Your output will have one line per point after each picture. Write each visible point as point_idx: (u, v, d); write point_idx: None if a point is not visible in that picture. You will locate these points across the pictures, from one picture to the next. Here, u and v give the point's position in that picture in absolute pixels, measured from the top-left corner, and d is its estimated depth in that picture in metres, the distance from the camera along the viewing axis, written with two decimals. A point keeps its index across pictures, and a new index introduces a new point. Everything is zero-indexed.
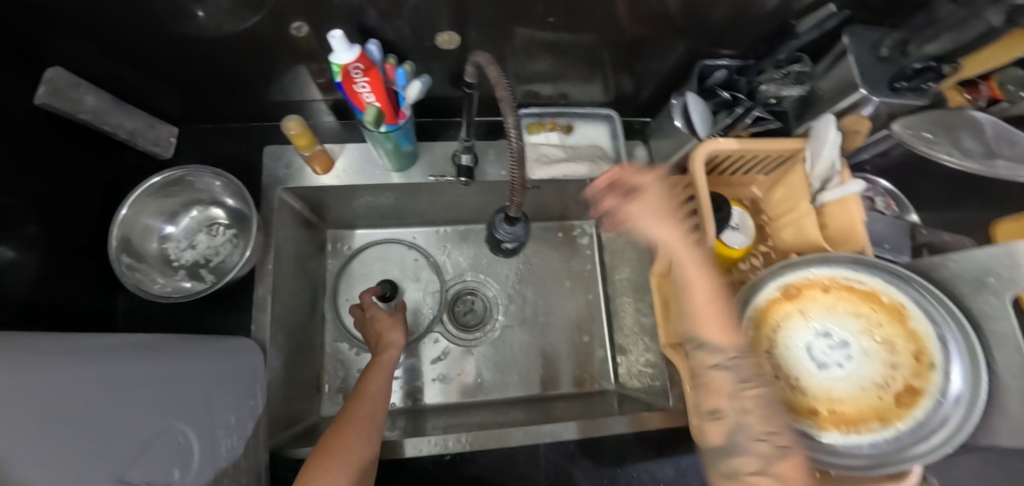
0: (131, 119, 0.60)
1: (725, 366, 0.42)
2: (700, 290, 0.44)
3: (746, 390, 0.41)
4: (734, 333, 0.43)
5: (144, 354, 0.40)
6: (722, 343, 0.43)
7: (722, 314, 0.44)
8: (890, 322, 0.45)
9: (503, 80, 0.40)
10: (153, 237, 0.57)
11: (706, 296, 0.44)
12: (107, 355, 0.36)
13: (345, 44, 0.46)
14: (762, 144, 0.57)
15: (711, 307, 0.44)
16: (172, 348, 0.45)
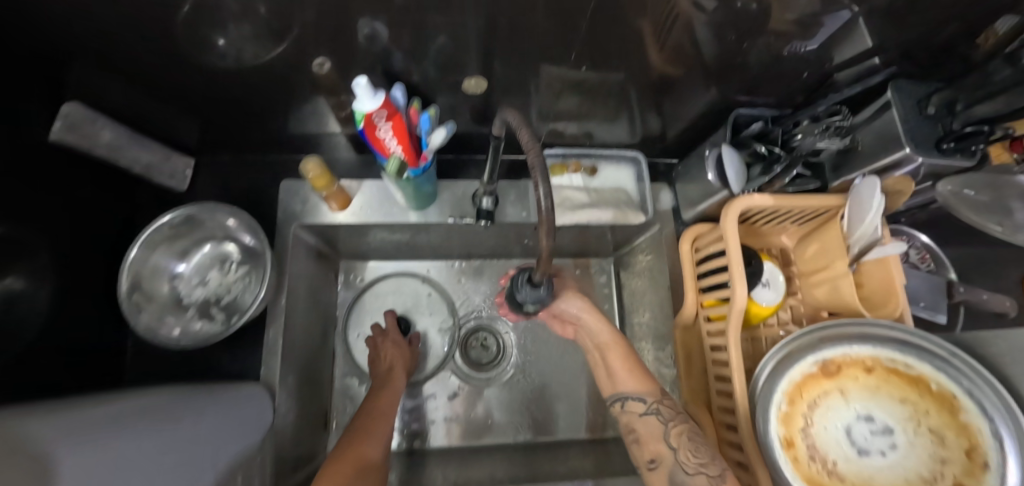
0: (148, 153, 0.59)
1: (651, 411, 0.49)
2: (615, 352, 0.55)
3: (671, 430, 0.47)
4: (647, 381, 0.52)
5: (147, 420, 0.38)
6: (639, 393, 0.51)
7: (636, 367, 0.53)
8: (938, 412, 0.43)
9: (535, 145, 0.37)
10: (164, 276, 0.56)
11: (620, 357, 0.54)
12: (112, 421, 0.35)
13: (370, 92, 0.45)
14: (798, 199, 0.55)
15: (622, 357, 0.54)
16: (175, 411, 0.43)
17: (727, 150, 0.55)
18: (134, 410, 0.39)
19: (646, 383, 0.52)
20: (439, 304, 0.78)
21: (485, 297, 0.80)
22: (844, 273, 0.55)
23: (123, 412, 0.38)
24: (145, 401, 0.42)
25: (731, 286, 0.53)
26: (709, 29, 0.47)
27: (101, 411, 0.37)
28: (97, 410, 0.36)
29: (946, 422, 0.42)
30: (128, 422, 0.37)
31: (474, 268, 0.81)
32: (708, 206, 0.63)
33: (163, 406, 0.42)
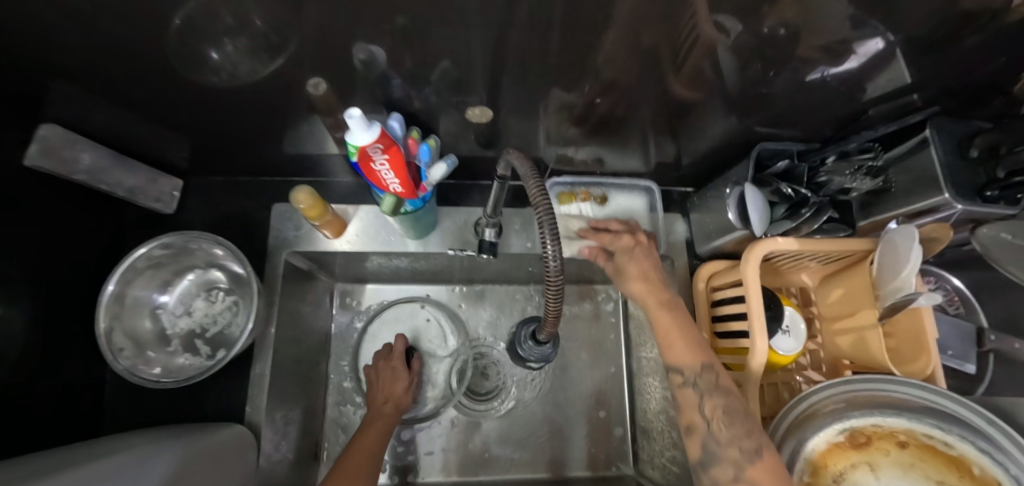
0: (131, 176, 0.56)
1: (691, 382, 0.44)
2: (658, 316, 0.49)
3: (705, 405, 0.43)
4: (694, 351, 0.46)
5: (119, 474, 0.35)
6: (682, 361, 0.46)
7: (686, 334, 0.47)
8: None
9: (545, 200, 0.33)
10: (146, 308, 0.53)
11: (667, 320, 0.48)
12: None
13: (364, 124, 0.41)
14: (824, 246, 0.51)
15: (669, 322, 0.48)
16: (151, 458, 0.40)
17: (751, 192, 0.51)
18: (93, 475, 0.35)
19: (696, 354, 0.45)
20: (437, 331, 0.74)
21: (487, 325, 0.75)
22: (873, 324, 0.51)
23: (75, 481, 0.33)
24: (103, 464, 0.37)
25: (750, 336, 0.49)
26: (731, 55, 0.44)
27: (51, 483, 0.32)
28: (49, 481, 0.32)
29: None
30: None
31: (475, 293, 0.77)
32: (726, 242, 0.59)
33: (132, 464, 0.38)
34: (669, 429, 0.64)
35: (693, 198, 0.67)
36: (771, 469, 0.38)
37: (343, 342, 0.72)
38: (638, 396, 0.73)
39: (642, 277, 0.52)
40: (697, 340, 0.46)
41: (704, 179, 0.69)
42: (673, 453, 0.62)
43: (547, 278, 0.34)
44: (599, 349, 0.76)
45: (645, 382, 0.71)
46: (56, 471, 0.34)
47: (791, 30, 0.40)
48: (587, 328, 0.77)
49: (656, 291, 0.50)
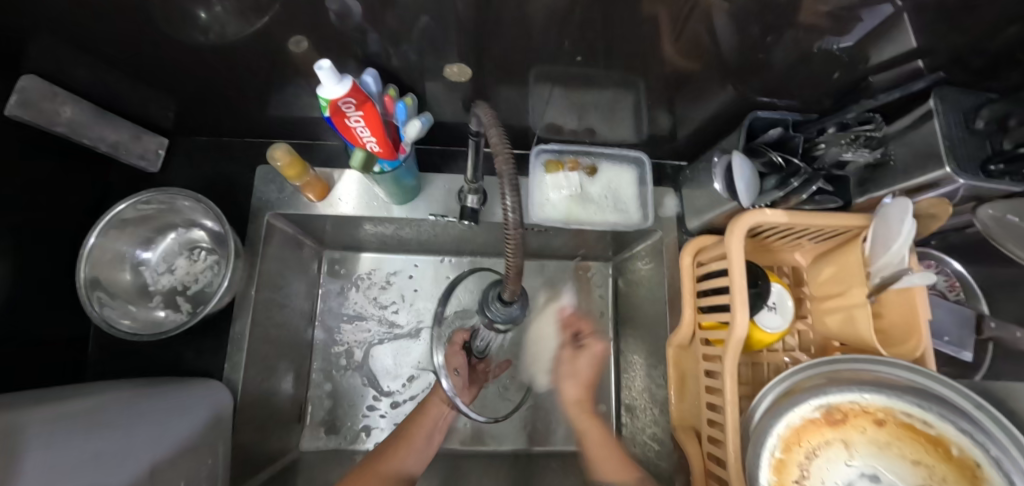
0: (115, 131, 0.57)
1: None
2: (590, 432, 0.57)
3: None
4: (624, 471, 0.51)
5: (75, 428, 0.36)
6: (613, 480, 0.51)
7: (617, 456, 0.53)
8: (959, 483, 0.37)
9: (505, 147, 0.33)
10: (126, 263, 0.54)
11: (599, 438, 0.56)
12: (33, 429, 0.33)
13: (335, 76, 0.40)
14: (813, 219, 0.49)
15: (599, 437, 0.56)
16: (114, 412, 0.40)
17: (739, 158, 0.48)
18: (75, 418, 0.37)
19: (629, 470, 0.51)
20: (424, 301, 0.73)
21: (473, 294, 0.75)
22: (863, 302, 0.49)
23: (56, 420, 0.35)
24: (88, 405, 0.40)
25: (731, 309, 0.47)
26: (724, 19, 0.41)
27: (37, 416, 0.34)
28: (35, 415, 0.34)
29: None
30: (57, 437, 0.34)
31: (461, 264, 0.76)
32: (716, 215, 0.57)
33: (94, 415, 0.38)
34: (649, 407, 0.63)
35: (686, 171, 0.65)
36: None
37: (330, 309, 0.72)
38: (623, 373, 0.72)
39: (587, 387, 0.59)
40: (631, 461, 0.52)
41: (699, 153, 0.67)
42: (652, 430, 0.62)
43: (506, 231, 0.33)
44: (587, 325, 0.75)
45: (629, 358, 0.70)
46: (42, 404, 0.37)
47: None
48: (576, 304, 0.76)
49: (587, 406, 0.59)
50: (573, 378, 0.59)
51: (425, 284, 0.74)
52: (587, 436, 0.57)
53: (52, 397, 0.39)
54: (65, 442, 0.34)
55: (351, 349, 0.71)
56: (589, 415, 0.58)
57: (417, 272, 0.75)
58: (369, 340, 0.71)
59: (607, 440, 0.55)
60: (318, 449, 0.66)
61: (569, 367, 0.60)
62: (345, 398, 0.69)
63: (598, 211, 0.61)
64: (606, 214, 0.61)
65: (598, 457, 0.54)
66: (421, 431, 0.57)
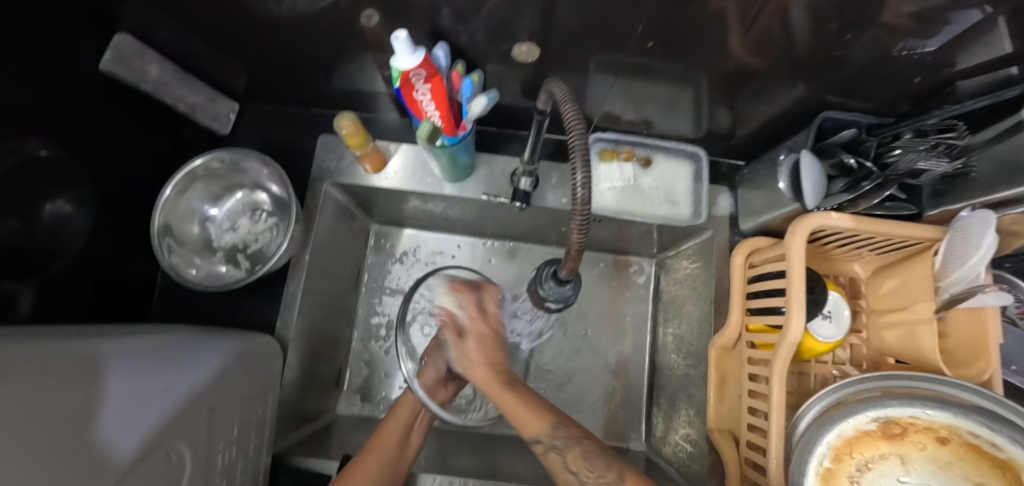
0: (193, 93, 0.60)
1: (557, 448, 0.47)
2: (504, 398, 0.52)
3: (568, 458, 0.46)
4: (538, 415, 0.49)
5: (144, 358, 0.38)
6: (535, 432, 0.48)
7: (528, 403, 0.50)
8: None
9: (580, 125, 0.32)
10: (195, 219, 0.57)
11: (508, 397, 0.52)
12: (111, 359, 0.35)
13: (410, 47, 0.41)
14: (881, 226, 0.47)
15: (514, 400, 0.51)
16: (177, 349, 0.42)
17: (809, 158, 0.47)
18: (150, 349, 0.40)
19: (539, 419, 0.48)
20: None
21: (513, 276, 0.75)
22: (927, 318, 0.47)
23: (133, 350, 0.38)
24: (160, 340, 0.43)
25: (786, 313, 0.46)
26: (802, 12, 0.39)
27: (116, 346, 0.37)
28: (111, 345, 0.37)
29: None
30: (135, 363, 0.37)
31: (503, 249, 0.77)
32: (774, 217, 0.56)
33: (164, 352, 0.41)
34: (684, 407, 0.62)
35: (743, 170, 0.64)
36: None
37: (373, 280, 0.74)
38: (659, 371, 0.71)
39: (488, 365, 0.56)
40: (536, 405, 0.50)
41: (759, 153, 0.64)
42: (686, 430, 0.61)
43: (572, 211, 0.34)
44: (625, 318, 0.75)
45: (666, 356, 0.69)
46: (122, 336, 0.40)
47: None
48: (615, 299, 0.75)
49: (497, 375, 0.54)
50: (478, 351, 0.57)
51: (465, 263, 0.75)
52: (501, 406, 0.52)
53: (132, 331, 0.43)
54: (144, 367, 0.37)
55: (391, 321, 0.73)
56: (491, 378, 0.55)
57: (461, 254, 0.76)
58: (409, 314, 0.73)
59: (520, 398, 0.51)
60: (353, 414, 0.68)
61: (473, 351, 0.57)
62: (382, 367, 0.71)
63: (650, 204, 0.60)
64: (655, 208, 0.60)
65: (515, 412, 0.50)
66: (389, 435, 0.55)
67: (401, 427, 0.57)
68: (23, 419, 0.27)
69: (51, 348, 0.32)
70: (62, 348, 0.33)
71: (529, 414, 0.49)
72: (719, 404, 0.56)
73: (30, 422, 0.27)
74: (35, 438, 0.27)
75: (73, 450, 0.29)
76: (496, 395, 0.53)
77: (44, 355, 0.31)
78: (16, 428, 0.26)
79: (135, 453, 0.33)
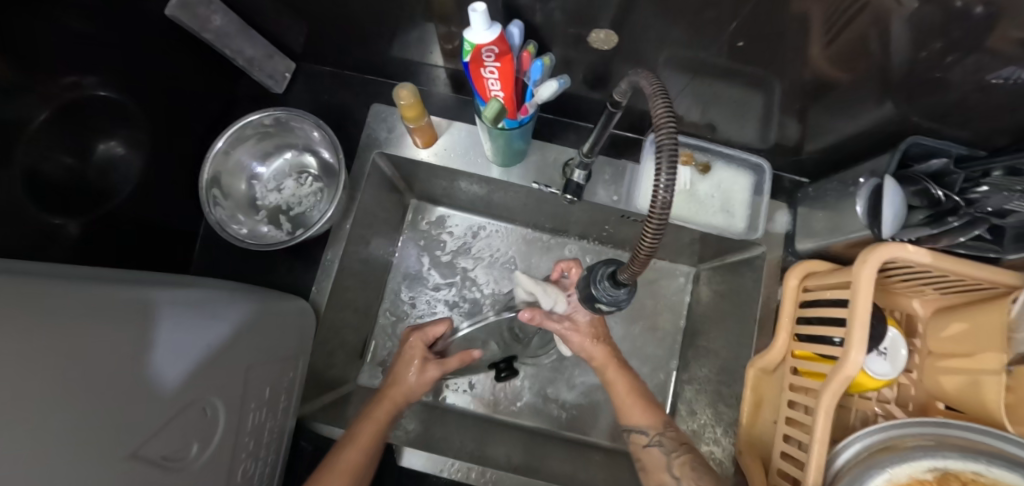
0: (252, 47, 0.59)
1: (653, 443, 0.51)
2: (618, 382, 0.55)
3: (674, 459, 0.49)
4: (652, 413, 0.53)
5: (191, 307, 0.38)
6: (643, 424, 0.53)
7: (641, 399, 0.54)
8: None
9: (670, 122, 0.30)
10: (243, 175, 0.56)
11: (625, 390, 0.54)
12: (162, 307, 0.35)
13: (487, 21, 0.39)
14: (961, 266, 0.44)
15: (626, 388, 0.54)
16: (221, 300, 0.43)
17: (891, 186, 0.44)
18: (200, 304, 0.40)
19: (650, 414, 0.53)
20: (451, 279, 0.72)
21: (496, 284, 0.72)
22: (995, 370, 0.44)
23: (182, 302, 0.38)
24: (209, 294, 0.42)
25: (846, 345, 0.44)
26: (908, 30, 0.36)
27: (169, 297, 0.37)
28: (166, 294, 0.37)
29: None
30: (186, 318, 0.37)
31: (508, 255, 0.74)
32: (838, 241, 0.53)
33: (211, 302, 0.41)
34: (712, 424, 0.61)
35: (807, 187, 0.60)
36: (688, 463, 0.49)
37: (405, 255, 0.74)
38: (685, 384, 0.68)
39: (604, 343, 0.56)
40: (650, 403, 0.54)
41: (826, 172, 0.61)
42: (711, 447, 0.59)
43: (649, 215, 0.31)
44: (657, 324, 0.73)
45: (693, 368, 0.67)
46: (169, 286, 0.39)
47: (998, 10, 0.31)
48: (649, 304, 0.73)
49: (612, 354, 0.56)
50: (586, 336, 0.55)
51: (463, 263, 0.73)
52: (612, 385, 0.55)
53: (173, 283, 0.43)
54: (198, 321, 0.38)
55: (417, 300, 0.72)
56: (614, 364, 0.55)
57: (465, 252, 0.74)
58: (428, 303, 0.72)
59: (631, 389, 0.54)
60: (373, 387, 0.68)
61: (582, 340, 0.55)
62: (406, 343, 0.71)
63: (705, 212, 0.58)
64: (708, 217, 0.58)
65: (626, 404, 0.54)
66: (361, 445, 0.50)
67: (379, 432, 0.51)
68: (82, 371, 0.27)
69: (111, 290, 0.32)
70: (120, 294, 0.33)
71: (641, 411, 0.53)
72: (753, 428, 0.54)
73: (89, 372, 0.27)
74: (88, 389, 0.27)
75: (124, 398, 0.29)
76: (608, 371, 0.55)
77: (101, 299, 0.31)
78: (72, 378, 0.26)
79: (176, 406, 0.34)
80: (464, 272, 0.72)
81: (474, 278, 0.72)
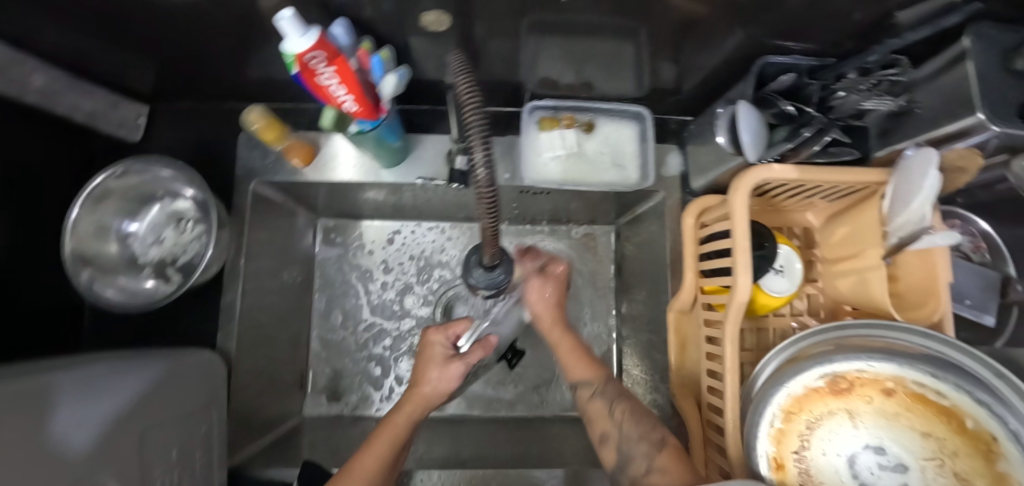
0: (90, 100, 0.54)
1: (597, 394, 0.49)
2: (562, 343, 0.55)
3: (615, 407, 0.47)
4: (593, 367, 0.52)
5: (85, 382, 0.37)
6: (586, 377, 0.51)
7: (584, 355, 0.54)
8: (968, 456, 0.34)
9: (474, 98, 0.28)
10: (114, 236, 0.53)
11: (569, 347, 0.54)
12: (55, 386, 0.34)
13: (298, 28, 0.37)
14: (830, 175, 0.45)
15: (570, 344, 0.54)
16: (119, 367, 0.41)
17: (745, 111, 0.44)
18: (107, 375, 0.39)
19: (593, 367, 0.52)
20: (384, 314, 0.71)
21: (426, 304, 0.72)
22: (877, 265, 0.45)
23: (81, 377, 0.36)
24: (106, 365, 0.40)
25: (733, 274, 0.44)
26: None
27: (77, 374, 0.37)
28: (66, 374, 0.36)
29: (977, 468, 0.34)
30: (94, 393, 0.37)
31: (427, 264, 0.73)
32: (724, 172, 0.53)
33: (108, 372, 0.39)
34: (649, 373, 0.62)
35: (691, 126, 0.61)
36: (677, 456, 0.42)
37: (328, 278, 0.72)
38: (625, 339, 0.70)
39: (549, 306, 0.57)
40: (594, 358, 0.53)
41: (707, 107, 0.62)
42: (652, 397, 0.62)
43: (478, 193, 0.30)
44: (588, 288, 0.74)
45: (628, 323, 0.69)
46: (68, 366, 0.38)
47: None
48: (576, 270, 0.74)
49: (557, 317, 0.57)
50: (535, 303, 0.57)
51: (390, 294, 0.72)
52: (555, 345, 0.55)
53: (60, 364, 0.40)
54: (93, 394, 0.36)
55: (349, 323, 0.71)
56: (557, 325, 0.56)
57: (386, 274, 0.73)
58: (361, 329, 0.71)
59: (576, 346, 0.54)
60: (321, 415, 0.68)
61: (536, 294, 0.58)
62: (347, 364, 0.70)
63: (598, 171, 0.58)
64: (601, 175, 0.58)
65: (568, 361, 0.54)
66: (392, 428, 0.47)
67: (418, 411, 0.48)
68: None
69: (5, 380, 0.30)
70: (18, 383, 0.31)
71: (582, 364, 0.52)
72: (682, 368, 0.55)
73: None
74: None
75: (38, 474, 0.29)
76: (552, 334, 0.56)
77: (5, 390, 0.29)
78: None
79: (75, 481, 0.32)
80: (389, 298, 0.72)
81: (405, 308, 0.71)
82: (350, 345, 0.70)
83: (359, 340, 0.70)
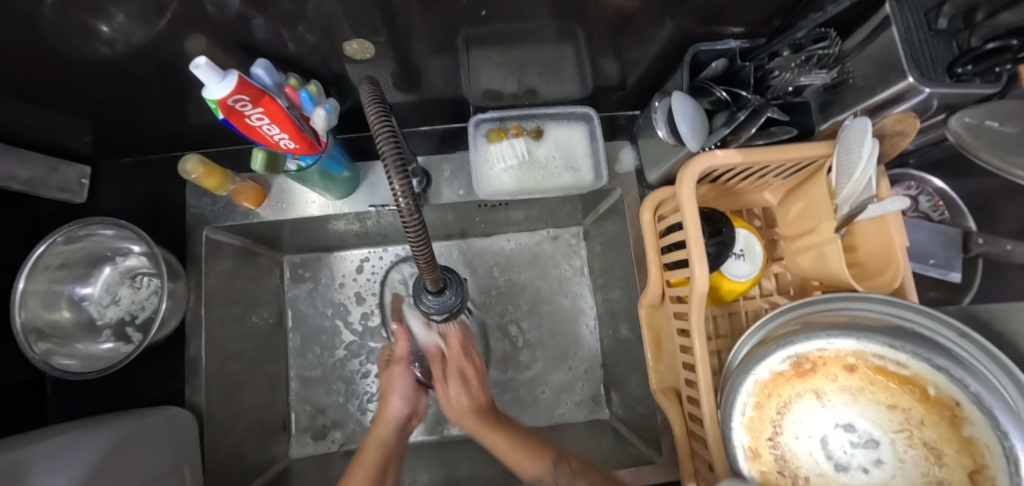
0: (23, 166, 0.48)
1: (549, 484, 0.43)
2: (496, 438, 0.49)
3: None
4: (531, 454, 0.46)
5: (62, 447, 0.38)
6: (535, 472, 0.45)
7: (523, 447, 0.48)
8: (935, 424, 0.34)
9: (385, 130, 0.28)
10: (67, 303, 0.53)
11: (504, 440, 0.49)
12: (32, 457, 0.35)
13: (216, 74, 0.35)
14: (774, 154, 0.45)
15: (504, 439, 0.49)
16: (98, 427, 0.43)
17: (679, 102, 0.45)
18: (71, 444, 0.39)
19: (538, 457, 0.46)
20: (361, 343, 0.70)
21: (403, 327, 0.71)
22: (831, 238, 0.45)
23: (57, 445, 0.38)
24: (78, 431, 0.41)
25: (691, 265, 0.44)
26: None
27: (46, 446, 0.37)
28: (39, 446, 0.37)
29: (944, 435, 0.34)
30: (60, 463, 0.36)
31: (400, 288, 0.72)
32: (676, 163, 0.53)
33: (86, 436, 0.40)
34: (630, 369, 0.62)
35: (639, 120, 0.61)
36: None
37: (299, 314, 0.71)
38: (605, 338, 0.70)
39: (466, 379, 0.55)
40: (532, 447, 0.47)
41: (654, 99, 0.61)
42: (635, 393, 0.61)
43: (404, 222, 0.29)
44: (562, 291, 0.74)
45: (606, 321, 0.69)
46: (37, 439, 0.39)
47: None
48: (550, 275, 0.74)
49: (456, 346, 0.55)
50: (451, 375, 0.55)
51: (364, 323, 0.71)
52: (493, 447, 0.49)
53: (30, 436, 0.40)
54: (72, 458, 0.37)
55: (325, 357, 0.70)
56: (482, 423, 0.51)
57: (359, 303, 0.72)
58: (338, 360, 0.70)
59: (511, 438, 0.49)
60: (308, 455, 0.66)
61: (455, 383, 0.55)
62: (328, 398, 0.69)
63: (553, 177, 0.58)
64: (555, 179, 0.58)
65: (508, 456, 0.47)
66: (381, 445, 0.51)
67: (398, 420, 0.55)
68: None
69: None
70: None
71: (523, 453, 0.47)
72: (659, 362, 0.55)
73: None
74: None
75: None
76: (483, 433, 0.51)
77: None
78: None
79: None
80: (367, 327, 0.71)
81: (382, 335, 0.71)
82: (331, 379, 0.69)
83: (339, 373, 0.69)
